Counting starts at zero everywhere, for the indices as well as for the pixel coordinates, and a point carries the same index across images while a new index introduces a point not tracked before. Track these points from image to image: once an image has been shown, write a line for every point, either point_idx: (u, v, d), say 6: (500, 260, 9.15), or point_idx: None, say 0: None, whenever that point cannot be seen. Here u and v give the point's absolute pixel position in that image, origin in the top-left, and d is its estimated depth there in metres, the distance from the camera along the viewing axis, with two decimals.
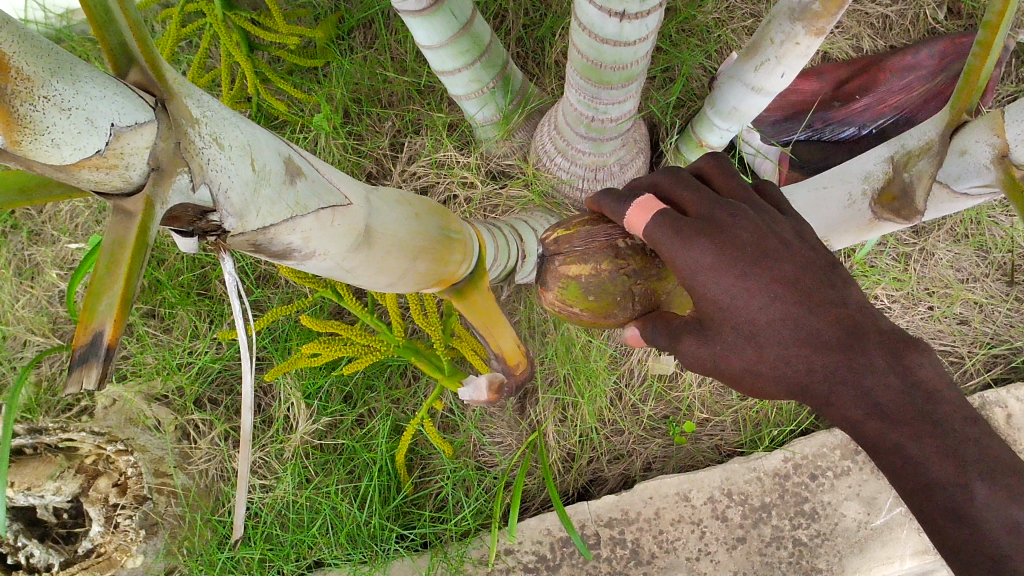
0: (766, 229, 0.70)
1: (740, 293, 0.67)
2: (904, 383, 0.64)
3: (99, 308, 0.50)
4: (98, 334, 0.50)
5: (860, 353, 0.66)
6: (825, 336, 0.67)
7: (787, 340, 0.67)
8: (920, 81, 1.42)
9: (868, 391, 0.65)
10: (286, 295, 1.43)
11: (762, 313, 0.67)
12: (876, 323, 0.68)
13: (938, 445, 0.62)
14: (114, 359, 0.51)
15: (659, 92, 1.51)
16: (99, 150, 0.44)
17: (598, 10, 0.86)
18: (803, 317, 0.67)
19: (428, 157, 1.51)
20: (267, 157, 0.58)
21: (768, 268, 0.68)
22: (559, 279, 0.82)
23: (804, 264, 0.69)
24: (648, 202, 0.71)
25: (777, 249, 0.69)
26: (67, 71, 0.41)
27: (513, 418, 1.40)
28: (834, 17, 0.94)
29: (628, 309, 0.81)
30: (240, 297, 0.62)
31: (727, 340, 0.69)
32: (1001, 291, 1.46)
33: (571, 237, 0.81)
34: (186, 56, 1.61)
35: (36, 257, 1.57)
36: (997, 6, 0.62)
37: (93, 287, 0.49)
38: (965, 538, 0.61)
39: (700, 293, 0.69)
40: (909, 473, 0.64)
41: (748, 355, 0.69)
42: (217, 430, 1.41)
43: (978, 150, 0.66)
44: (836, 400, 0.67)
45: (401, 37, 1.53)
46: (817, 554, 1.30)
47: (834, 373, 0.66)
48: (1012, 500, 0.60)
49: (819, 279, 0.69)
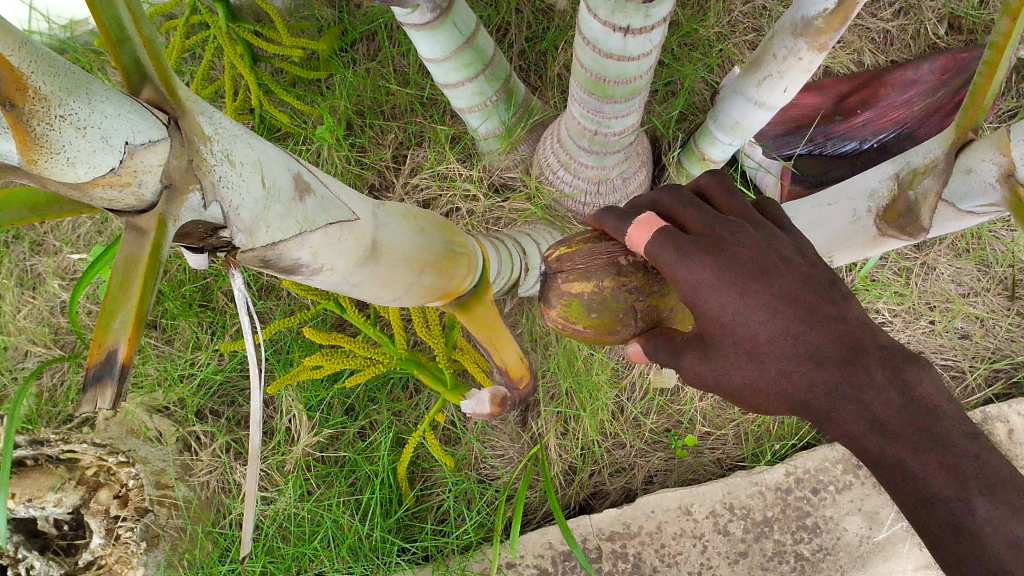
0: (765, 245, 0.70)
1: (741, 310, 0.67)
2: (904, 399, 0.65)
3: (112, 327, 0.49)
4: (113, 353, 0.50)
5: (860, 369, 0.66)
6: (825, 352, 0.66)
7: (787, 356, 0.67)
8: (920, 97, 1.43)
9: (868, 408, 0.65)
10: (288, 307, 1.43)
11: (763, 329, 0.67)
12: (875, 340, 0.68)
13: (940, 462, 0.63)
14: (127, 379, 0.50)
15: (661, 106, 1.51)
16: (113, 168, 0.44)
17: (602, 26, 0.87)
18: (804, 334, 0.67)
19: (430, 169, 1.52)
20: (276, 174, 0.58)
21: (768, 284, 0.67)
22: (561, 297, 0.82)
23: (804, 280, 0.69)
24: (649, 220, 0.71)
25: (777, 265, 0.69)
26: (83, 90, 0.41)
27: (515, 431, 1.40)
28: (837, 34, 0.95)
29: (631, 325, 0.81)
30: (248, 314, 0.61)
31: (728, 356, 0.69)
32: (1002, 306, 1.46)
33: (573, 255, 0.81)
34: (189, 67, 1.61)
35: (38, 267, 1.57)
36: (1003, 27, 0.63)
37: (107, 307, 0.49)
38: (966, 552, 0.61)
39: (701, 310, 0.69)
40: (911, 488, 0.64)
41: (750, 372, 0.68)
42: (219, 442, 1.40)
43: (983, 169, 0.66)
44: (836, 416, 0.67)
45: (404, 50, 1.54)
46: (819, 569, 1.29)
47: (835, 390, 0.66)
48: (1013, 514, 0.60)
49: (819, 295, 0.68)
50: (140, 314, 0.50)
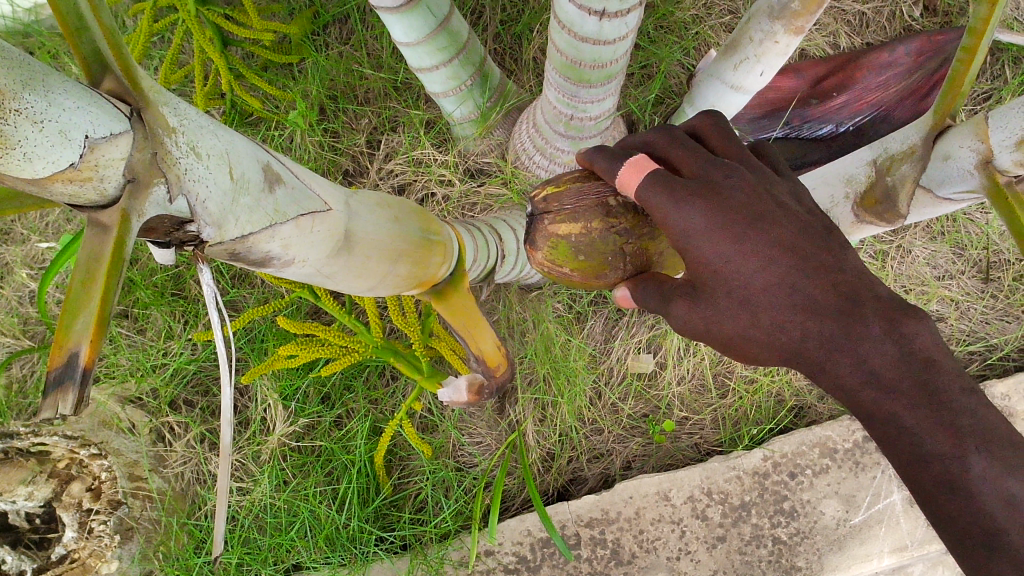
0: (763, 193, 0.68)
1: (734, 257, 0.66)
2: (901, 351, 0.62)
3: (74, 328, 0.47)
4: (75, 356, 0.47)
5: (857, 321, 0.63)
6: (821, 303, 0.65)
7: (781, 305, 0.66)
8: (896, 79, 1.45)
9: (865, 361, 0.63)
10: (262, 295, 1.42)
11: (757, 277, 0.66)
12: (874, 291, 0.65)
13: (930, 417, 0.59)
14: (90, 382, 0.48)
15: (637, 89, 1.50)
16: (73, 163, 0.43)
17: (577, 9, 0.86)
18: (802, 282, 0.65)
19: (405, 154, 1.49)
20: (245, 165, 0.57)
21: (764, 232, 0.66)
22: (548, 239, 0.81)
23: (803, 230, 0.67)
24: (640, 161, 0.70)
25: (774, 213, 0.67)
26: (40, 82, 0.40)
27: (492, 418, 1.39)
28: (813, 16, 0.94)
29: (619, 269, 0.80)
30: (218, 309, 0.57)
31: (719, 305, 0.68)
32: (977, 289, 1.47)
33: (561, 195, 0.80)
34: (159, 51, 1.58)
35: (5, 257, 1.54)
36: (983, 13, 0.61)
37: (69, 304, 0.47)
38: (959, 508, 0.58)
39: (693, 255, 0.68)
40: (904, 445, 0.61)
41: (746, 322, 0.67)
42: (193, 433, 1.38)
43: (962, 155, 0.66)
44: (831, 366, 0.65)
45: (377, 33, 1.53)
46: (796, 552, 1.30)
47: (830, 341, 0.64)
48: (1009, 474, 0.57)
49: (816, 244, 0.67)
50: (103, 314, 0.48)
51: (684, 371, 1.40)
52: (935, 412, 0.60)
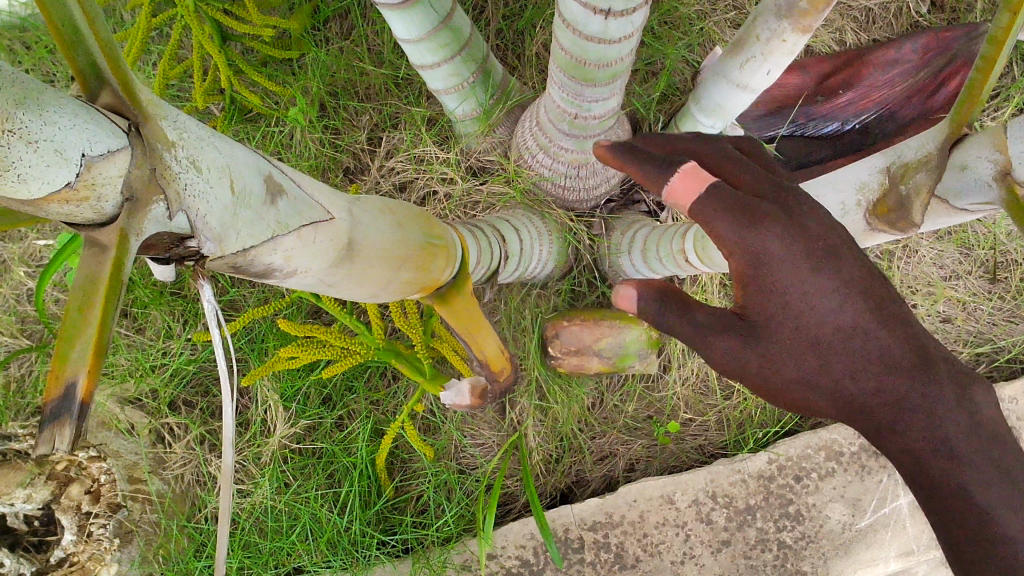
0: (834, 229, 0.71)
1: (811, 292, 0.68)
2: (970, 421, 0.65)
3: (71, 358, 0.44)
4: (70, 388, 0.44)
5: (934, 380, 0.66)
6: (897, 355, 0.67)
7: (852, 351, 0.68)
8: (902, 77, 1.42)
9: (940, 430, 0.65)
10: (261, 295, 1.40)
11: (832, 318, 0.68)
12: (942, 354, 0.69)
13: (1005, 496, 0.62)
14: (88, 415, 0.46)
15: (641, 87, 1.48)
16: (69, 183, 0.42)
17: (581, 6, 0.84)
18: (871, 332, 0.68)
19: (407, 151, 1.47)
20: (246, 177, 0.55)
21: (837, 269, 0.69)
22: None
23: (867, 272, 0.70)
24: (695, 172, 0.72)
25: (847, 252, 0.70)
26: (33, 101, 0.38)
27: (495, 419, 1.37)
28: (821, 16, 0.92)
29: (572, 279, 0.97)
30: (219, 325, 0.55)
31: (785, 341, 0.69)
32: (984, 289, 1.45)
33: None
34: (157, 46, 1.56)
35: (2, 255, 1.52)
36: (1004, 21, 0.60)
37: (64, 333, 0.44)
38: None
39: (765, 282, 0.69)
40: (967, 517, 0.62)
41: (809, 364, 0.69)
42: (193, 434, 1.36)
43: (979, 165, 0.64)
44: (899, 425, 0.67)
45: (378, 28, 1.51)
46: (802, 556, 1.29)
47: (903, 399, 0.66)
48: None
49: (875, 287, 0.70)
50: (102, 341, 0.45)
51: (688, 372, 1.39)
52: (1009, 494, 0.62)
